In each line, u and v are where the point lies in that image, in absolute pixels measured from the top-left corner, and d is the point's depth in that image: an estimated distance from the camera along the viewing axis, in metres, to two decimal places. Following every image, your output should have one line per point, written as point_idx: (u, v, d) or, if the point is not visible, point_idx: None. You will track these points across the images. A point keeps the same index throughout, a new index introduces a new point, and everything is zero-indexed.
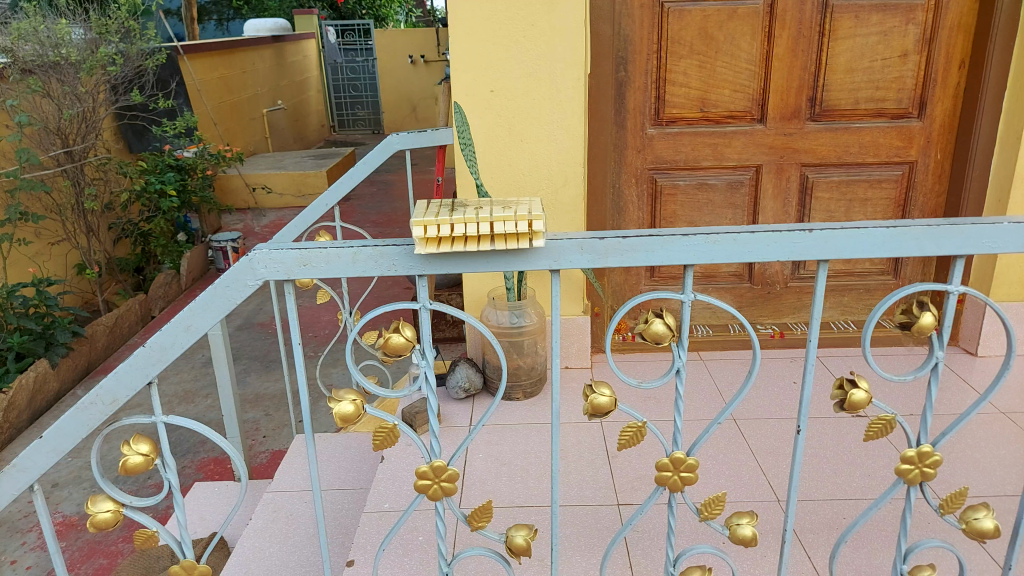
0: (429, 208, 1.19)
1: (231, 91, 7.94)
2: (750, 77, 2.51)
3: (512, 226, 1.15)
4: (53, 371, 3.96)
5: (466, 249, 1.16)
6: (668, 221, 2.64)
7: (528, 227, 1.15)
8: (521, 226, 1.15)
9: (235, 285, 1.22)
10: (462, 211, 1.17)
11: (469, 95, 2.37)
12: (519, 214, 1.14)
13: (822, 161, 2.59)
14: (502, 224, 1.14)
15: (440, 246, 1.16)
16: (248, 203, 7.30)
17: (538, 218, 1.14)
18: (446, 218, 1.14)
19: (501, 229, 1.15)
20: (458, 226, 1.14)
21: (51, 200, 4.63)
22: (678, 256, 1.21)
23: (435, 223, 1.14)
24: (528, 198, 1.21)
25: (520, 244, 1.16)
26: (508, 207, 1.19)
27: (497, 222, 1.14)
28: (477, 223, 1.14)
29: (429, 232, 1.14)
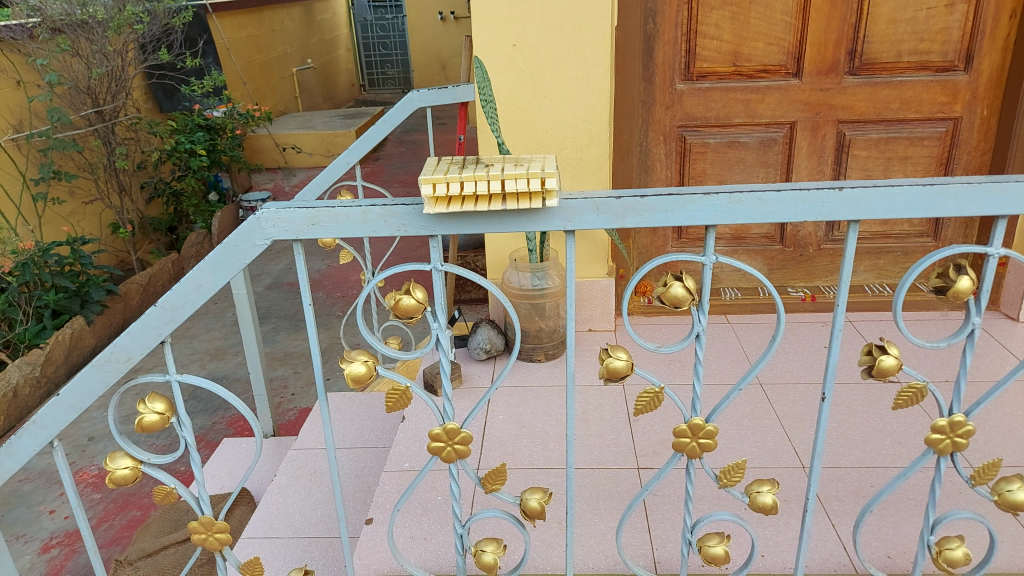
0: (439, 165, 1.16)
1: (261, 50, 7.91)
2: (786, 29, 2.40)
3: (524, 184, 1.10)
4: (89, 328, 4.06)
5: (477, 208, 1.12)
6: (697, 180, 2.57)
7: (540, 185, 1.11)
8: (533, 184, 1.10)
9: (245, 244, 1.20)
10: (473, 167, 1.13)
11: (492, 50, 2.31)
12: (531, 171, 1.10)
13: (859, 117, 2.48)
14: (513, 182, 1.10)
15: (450, 205, 1.12)
16: (278, 163, 7.32)
17: (551, 175, 1.10)
18: (456, 175, 1.10)
19: (513, 187, 1.11)
20: (468, 184, 1.10)
21: (83, 159, 4.68)
22: (698, 216, 1.16)
23: (444, 180, 1.10)
24: (541, 155, 1.16)
25: (532, 203, 1.12)
26: (521, 164, 1.14)
27: (508, 180, 1.10)
28: (489, 180, 1.10)
29: (438, 191, 1.11)
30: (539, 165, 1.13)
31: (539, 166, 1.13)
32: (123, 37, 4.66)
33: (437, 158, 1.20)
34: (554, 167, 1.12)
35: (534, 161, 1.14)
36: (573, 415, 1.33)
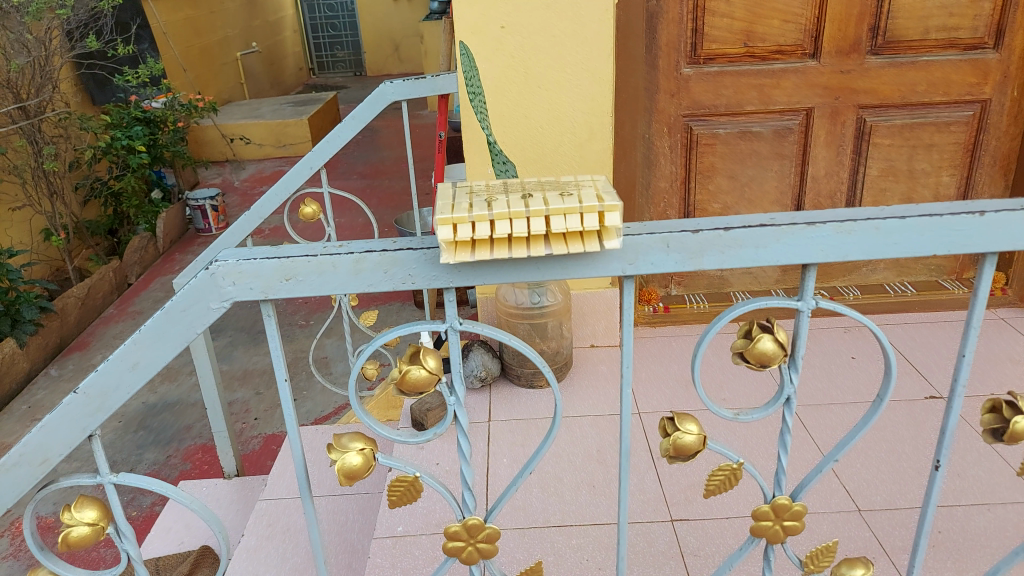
0: (456, 197, 0.86)
1: (201, 34, 7.40)
2: (804, 3, 2.14)
3: (576, 222, 0.82)
4: (22, 351, 3.63)
5: (512, 255, 0.83)
6: (705, 175, 2.31)
7: (598, 222, 0.82)
8: (589, 220, 0.82)
9: (195, 307, 0.88)
10: (504, 199, 0.84)
11: (478, 35, 2.05)
12: (585, 203, 0.81)
13: (882, 101, 2.24)
14: (563, 218, 0.82)
15: (475, 252, 0.83)
16: (226, 155, 6.88)
17: (615, 207, 0.81)
18: (485, 212, 0.81)
19: (561, 225, 0.82)
20: (501, 222, 0.81)
21: (7, 161, 4.20)
22: (798, 253, 0.87)
23: (468, 218, 0.81)
24: (588, 179, 0.89)
25: (588, 245, 0.83)
26: (566, 191, 0.86)
27: (555, 216, 0.82)
28: (529, 218, 0.82)
29: (460, 234, 0.81)
30: (595, 194, 0.84)
31: (595, 194, 0.84)
32: (45, 24, 4.18)
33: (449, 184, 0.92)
34: (614, 195, 0.83)
35: (587, 190, 0.86)
36: (626, 511, 1.02)
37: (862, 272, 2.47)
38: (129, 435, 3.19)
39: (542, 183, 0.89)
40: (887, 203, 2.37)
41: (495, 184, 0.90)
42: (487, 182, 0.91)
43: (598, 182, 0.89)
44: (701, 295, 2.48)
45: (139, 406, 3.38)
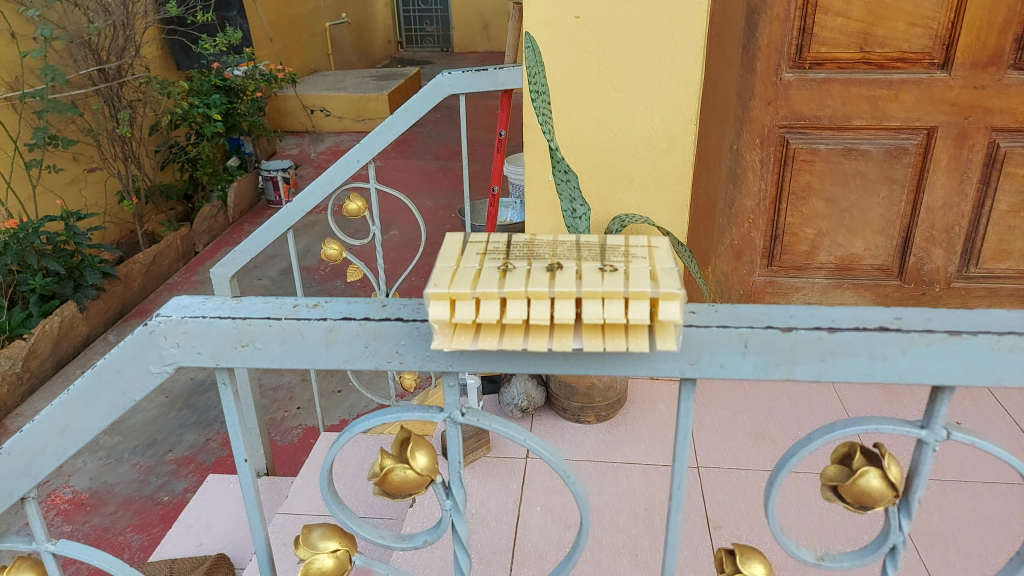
0: (462, 258, 0.66)
1: (291, 4, 7.40)
2: (936, 4, 1.81)
3: (616, 312, 0.60)
4: (82, 315, 3.64)
5: (526, 348, 0.62)
6: (800, 196, 2.03)
7: (649, 313, 0.60)
8: (637, 311, 0.60)
9: (130, 369, 0.71)
10: (522, 269, 0.63)
11: (550, 28, 1.87)
12: (632, 287, 0.59)
13: (1022, 125, 1.89)
14: (600, 304, 0.60)
15: (478, 338, 0.63)
16: (305, 126, 6.86)
17: (674, 295, 0.59)
18: (493, 288, 0.60)
19: (596, 314, 0.60)
20: (515, 303, 0.61)
21: (84, 122, 4.20)
22: (930, 370, 0.65)
23: (469, 295, 0.60)
24: (643, 248, 0.67)
25: (634, 342, 0.61)
26: (610, 264, 0.64)
27: (588, 301, 0.60)
28: (554, 300, 0.60)
29: (457, 315, 0.61)
30: (649, 272, 0.62)
31: (647, 273, 0.62)
32: None
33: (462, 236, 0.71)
34: (675, 275, 0.61)
35: (639, 264, 0.64)
36: None
37: None
38: (172, 413, 3.14)
39: (582, 247, 0.67)
40: (1014, 243, 2.03)
41: (521, 242, 0.69)
42: (512, 238, 0.70)
43: (658, 252, 0.66)
44: None
45: (187, 383, 3.34)
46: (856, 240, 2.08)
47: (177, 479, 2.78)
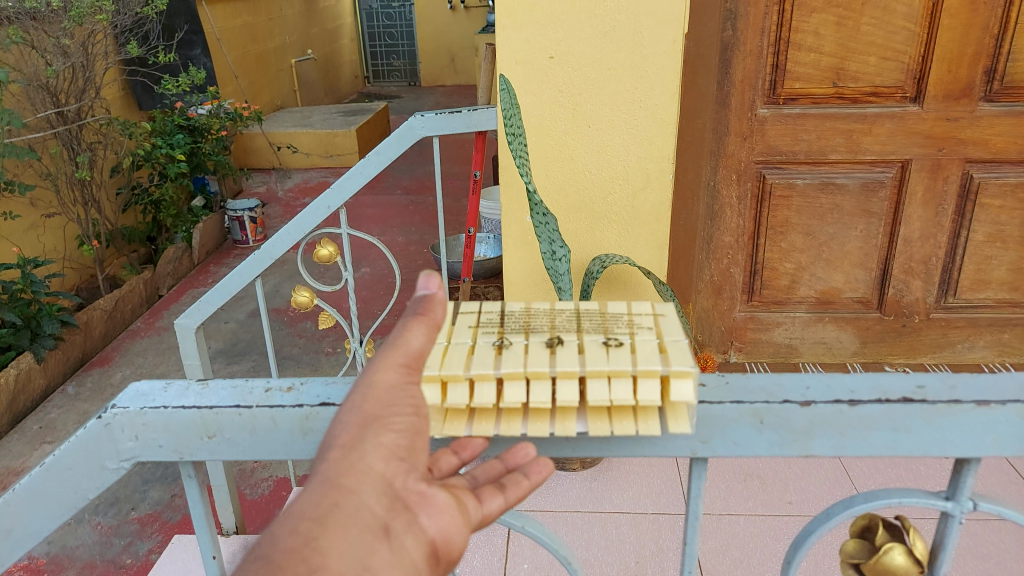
0: (454, 333, 0.67)
1: (257, 41, 7.36)
2: (907, 39, 1.81)
3: (620, 393, 0.60)
4: (40, 367, 3.50)
5: (527, 431, 0.63)
6: (778, 232, 2.02)
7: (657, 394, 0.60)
8: (643, 391, 0.60)
9: (82, 465, 0.70)
10: (521, 346, 0.64)
11: (525, 68, 1.84)
12: (639, 367, 0.60)
13: (995, 155, 1.90)
14: (605, 383, 0.61)
15: (472, 423, 0.64)
16: (272, 163, 6.79)
17: (687, 373, 0.59)
18: (489, 370, 0.61)
19: (601, 395, 0.61)
20: (512, 384, 0.62)
21: (42, 166, 4.08)
22: (957, 440, 0.66)
23: (463, 377, 0.61)
24: (643, 321, 0.67)
25: (642, 425, 0.62)
26: (612, 339, 0.65)
27: (593, 381, 0.60)
28: (555, 380, 0.61)
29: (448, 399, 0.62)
30: (656, 348, 0.62)
31: (655, 349, 0.62)
32: (87, 28, 4.08)
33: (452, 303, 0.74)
34: (687, 351, 0.61)
35: (644, 338, 0.64)
36: None
37: (957, 349, 2.12)
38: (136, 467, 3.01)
39: (580, 318, 0.68)
40: (992, 272, 2.03)
41: (515, 313, 0.70)
42: (506, 307, 0.72)
43: (663, 324, 0.67)
44: (764, 365, 2.17)
45: None
46: (836, 273, 2.07)
47: (141, 539, 2.64)
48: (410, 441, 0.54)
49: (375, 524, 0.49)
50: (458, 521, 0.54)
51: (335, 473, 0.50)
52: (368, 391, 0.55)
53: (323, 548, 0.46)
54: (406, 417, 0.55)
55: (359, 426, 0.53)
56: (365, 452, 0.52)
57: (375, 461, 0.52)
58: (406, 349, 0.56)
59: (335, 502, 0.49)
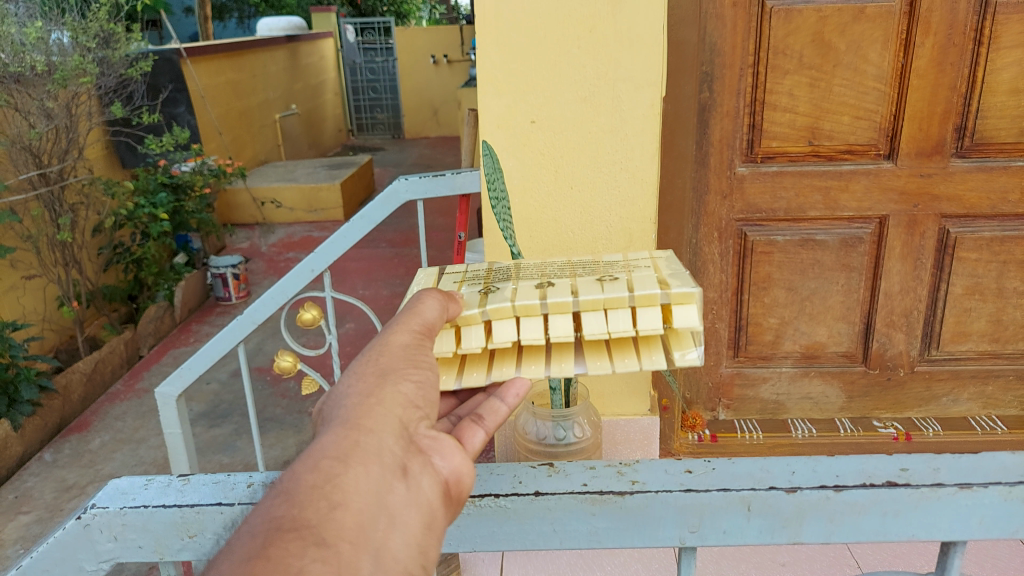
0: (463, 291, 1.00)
1: (241, 97, 7.43)
2: (878, 99, 1.86)
3: (611, 322, 0.92)
4: (16, 434, 3.42)
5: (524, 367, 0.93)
6: (761, 287, 2.03)
7: (641, 321, 0.92)
8: (628, 318, 0.92)
9: (60, 567, 0.67)
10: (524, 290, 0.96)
11: (507, 131, 1.86)
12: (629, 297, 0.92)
13: (969, 211, 1.93)
14: (603, 313, 0.93)
15: (480, 367, 0.94)
16: (256, 218, 6.80)
17: (679, 297, 0.91)
18: (503, 311, 0.93)
19: (601, 324, 0.92)
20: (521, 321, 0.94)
21: (23, 228, 4.05)
22: (946, 523, 0.66)
23: (475, 324, 0.93)
24: (627, 272, 1.00)
25: (644, 361, 0.92)
26: (607, 281, 0.98)
27: (590, 314, 0.92)
28: (555, 315, 0.93)
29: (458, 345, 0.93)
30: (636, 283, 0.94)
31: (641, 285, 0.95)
32: (71, 90, 4.13)
33: (436, 271, 1.12)
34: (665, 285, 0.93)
35: (637, 277, 0.97)
36: None
37: (942, 402, 2.13)
38: None
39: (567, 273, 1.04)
40: (972, 325, 2.04)
41: (520, 280, 1.03)
42: (506, 278, 1.04)
43: (634, 271, 1.02)
44: (753, 422, 2.16)
45: None
46: (819, 327, 2.07)
47: None
48: (424, 393, 0.65)
49: (394, 466, 0.57)
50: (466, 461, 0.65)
51: (353, 415, 0.59)
52: (382, 352, 0.68)
53: (342, 485, 0.53)
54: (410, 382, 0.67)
55: (376, 377, 0.64)
56: (386, 397, 0.62)
57: (394, 407, 0.61)
58: (421, 318, 0.76)
59: (355, 441, 0.56)
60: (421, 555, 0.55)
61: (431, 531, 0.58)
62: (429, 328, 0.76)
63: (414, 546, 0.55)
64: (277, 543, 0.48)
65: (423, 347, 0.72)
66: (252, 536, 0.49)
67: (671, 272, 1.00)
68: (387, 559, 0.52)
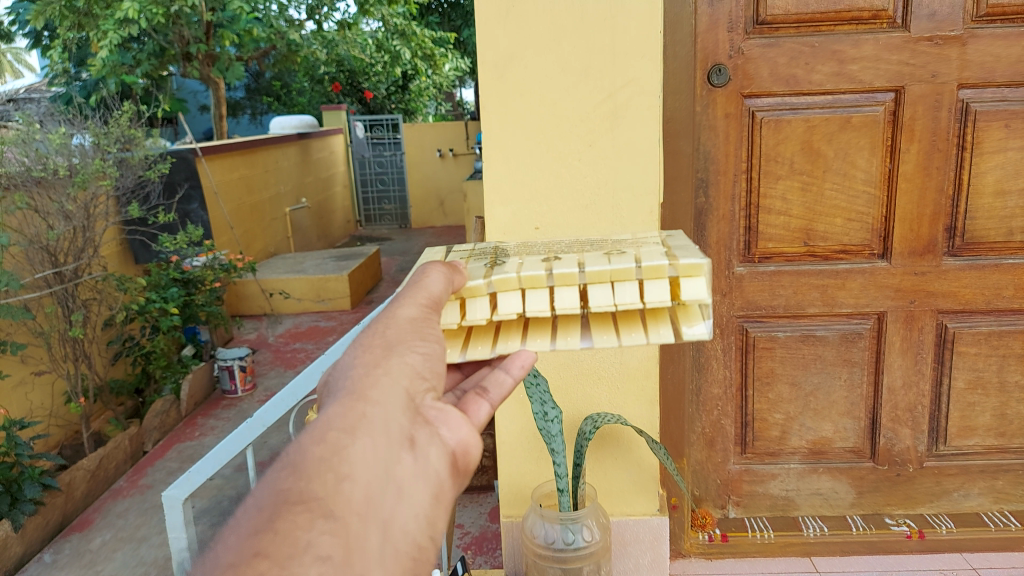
0: (472, 267, 1.09)
1: (253, 192, 7.66)
2: (868, 201, 1.93)
3: (618, 295, 0.98)
4: (16, 535, 3.36)
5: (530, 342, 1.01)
6: (764, 382, 2.05)
7: (650, 295, 0.98)
8: (637, 292, 0.98)
9: None
10: (532, 265, 1.04)
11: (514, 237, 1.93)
12: (638, 268, 0.98)
13: (964, 306, 1.98)
14: (610, 286, 0.99)
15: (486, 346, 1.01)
16: (264, 309, 6.82)
17: (687, 268, 0.97)
18: (510, 283, 1.01)
19: (609, 298, 0.98)
20: (526, 293, 1.01)
21: (35, 325, 4.11)
22: None
23: (474, 298, 1.02)
24: (634, 251, 1.07)
25: (651, 334, 0.97)
26: (615, 256, 1.05)
27: (597, 287, 0.99)
28: (562, 288, 1.00)
29: (466, 318, 1.01)
30: (643, 258, 1.01)
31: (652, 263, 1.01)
32: (91, 192, 4.28)
33: (442, 251, 1.23)
34: (673, 260, 0.99)
35: (647, 253, 1.04)
36: None
37: (953, 497, 2.11)
38: None
39: (575, 250, 1.13)
40: (977, 418, 2.05)
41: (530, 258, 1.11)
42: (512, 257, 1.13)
43: (640, 248, 1.09)
44: (764, 520, 2.15)
45: None
46: (825, 423, 2.08)
47: None
48: (425, 364, 0.81)
49: (402, 438, 0.72)
50: (470, 433, 0.79)
51: (363, 389, 0.74)
52: (388, 324, 0.84)
53: (348, 456, 0.66)
54: (418, 353, 0.82)
55: (384, 350, 0.80)
56: (393, 366, 0.78)
57: (402, 378, 0.78)
58: (427, 292, 0.92)
59: (362, 413, 0.71)
60: (427, 524, 0.69)
61: (437, 503, 0.71)
62: (437, 301, 0.92)
63: (421, 512, 0.69)
64: (285, 518, 0.58)
65: (429, 319, 0.88)
66: (264, 506, 0.59)
67: (679, 249, 1.06)
68: (392, 529, 0.65)
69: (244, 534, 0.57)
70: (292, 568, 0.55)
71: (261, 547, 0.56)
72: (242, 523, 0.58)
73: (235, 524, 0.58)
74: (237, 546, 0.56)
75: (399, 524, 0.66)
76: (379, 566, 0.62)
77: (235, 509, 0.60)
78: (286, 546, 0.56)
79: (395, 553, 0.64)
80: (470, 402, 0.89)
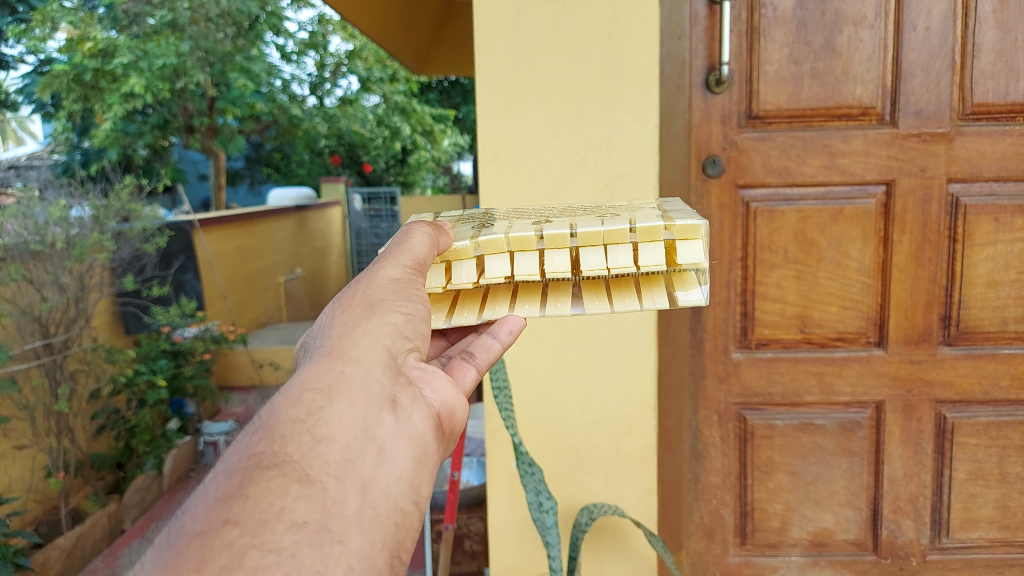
0: (460, 229, 1.09)
1: (248, 262, 7.69)
2: (862, 290, 1.94)
3: (612, 259, 0.98)
4: None
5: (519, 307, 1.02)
6: (764, 471, 2.02)
7: (646, 258, 0.97)
8: (630, 255, 0.98)
9: None
10: (521, 226, 1.03)
11: None
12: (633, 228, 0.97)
13: (962, 396, 1.97)
14: (604, 250, 0.99)
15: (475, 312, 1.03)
16: (253, 381, 6.75)
17: (683, 229, 0.96)
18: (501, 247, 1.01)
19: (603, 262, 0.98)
20: (516, 256, 1.01)
21: (21, 397, 4.02)
22: None
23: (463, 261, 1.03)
24: (628, 212, 1.05)
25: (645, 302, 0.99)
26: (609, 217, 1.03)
27: (590, 250, 0.98)
28: (553, 250, 0.99)
29: (451, 282, 1.03)
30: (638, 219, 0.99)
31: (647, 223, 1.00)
32: (86, 263, 4.30)
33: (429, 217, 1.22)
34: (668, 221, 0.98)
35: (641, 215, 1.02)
36: None
37: None
38: None
39: (567, 215, 1.11)
40: (980, 511, 2.01)
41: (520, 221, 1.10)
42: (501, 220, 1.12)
43: (636, 212, 1.08)
44: None
45: None
46: (825, 513, 2.04)
47: None
48: (407, 324, 0.87)
49: (384, 399, 0.77)
50: (456, 394, 0.86)
51: (340, 350, 0.79)
52: (369, 285, 0.90)
53: (320, 419, 0.71)
54: (400, 314, 0.87)
55: (362, 311, 0.86)
56: (374, 325, 0.84)
57: (383, 338, 0.83)
58: (413, 252, 0.95)
59: (339, 374, 0.76)
60: (411, 485, 0.74)
61: (420, 462, 0.77)
62: (423, 263, 0.96)
63: (403, 468, 0.74)
64: (258, 484, 0.63)
65: (413, 280, 0.93)
66: (235, 471, 0.65)
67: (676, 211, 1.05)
68: (373, 489, 0.70)
69: (213, 502, 0.62)
70: (263, 535, 0.60)
71: (231, 514, 0.60)
72: (213, 491, 0.63)
73: (206, 492, 0.63)
74: (206, 514, 0.61)
75: (380, 484, 0.71)
76: (357, 530, 0.66)
77: (211, 474, 0.66)
78: (258, 513, 0.61)
79: (375, 511, 0.69)
80: (457, 368, 0.98)
